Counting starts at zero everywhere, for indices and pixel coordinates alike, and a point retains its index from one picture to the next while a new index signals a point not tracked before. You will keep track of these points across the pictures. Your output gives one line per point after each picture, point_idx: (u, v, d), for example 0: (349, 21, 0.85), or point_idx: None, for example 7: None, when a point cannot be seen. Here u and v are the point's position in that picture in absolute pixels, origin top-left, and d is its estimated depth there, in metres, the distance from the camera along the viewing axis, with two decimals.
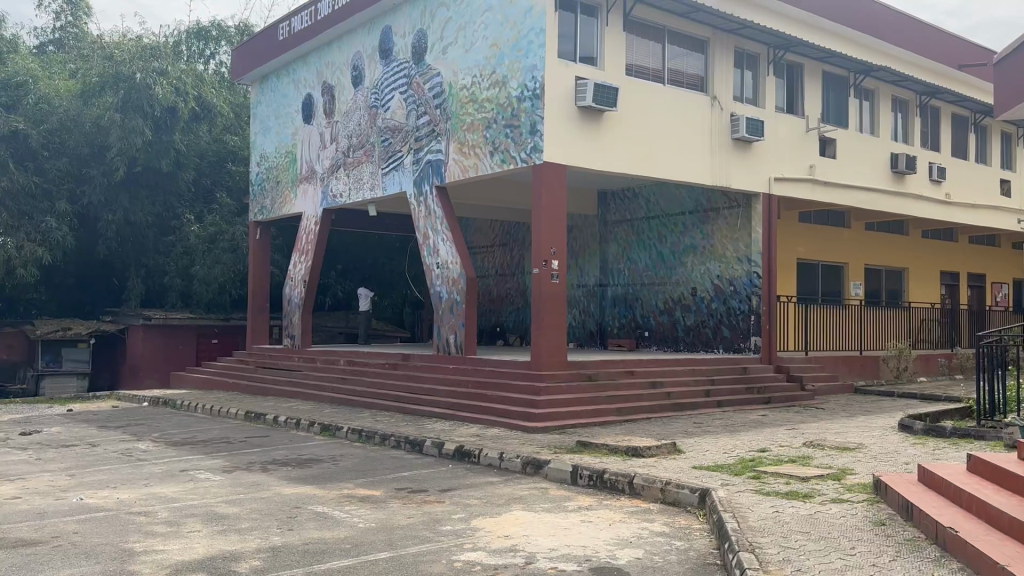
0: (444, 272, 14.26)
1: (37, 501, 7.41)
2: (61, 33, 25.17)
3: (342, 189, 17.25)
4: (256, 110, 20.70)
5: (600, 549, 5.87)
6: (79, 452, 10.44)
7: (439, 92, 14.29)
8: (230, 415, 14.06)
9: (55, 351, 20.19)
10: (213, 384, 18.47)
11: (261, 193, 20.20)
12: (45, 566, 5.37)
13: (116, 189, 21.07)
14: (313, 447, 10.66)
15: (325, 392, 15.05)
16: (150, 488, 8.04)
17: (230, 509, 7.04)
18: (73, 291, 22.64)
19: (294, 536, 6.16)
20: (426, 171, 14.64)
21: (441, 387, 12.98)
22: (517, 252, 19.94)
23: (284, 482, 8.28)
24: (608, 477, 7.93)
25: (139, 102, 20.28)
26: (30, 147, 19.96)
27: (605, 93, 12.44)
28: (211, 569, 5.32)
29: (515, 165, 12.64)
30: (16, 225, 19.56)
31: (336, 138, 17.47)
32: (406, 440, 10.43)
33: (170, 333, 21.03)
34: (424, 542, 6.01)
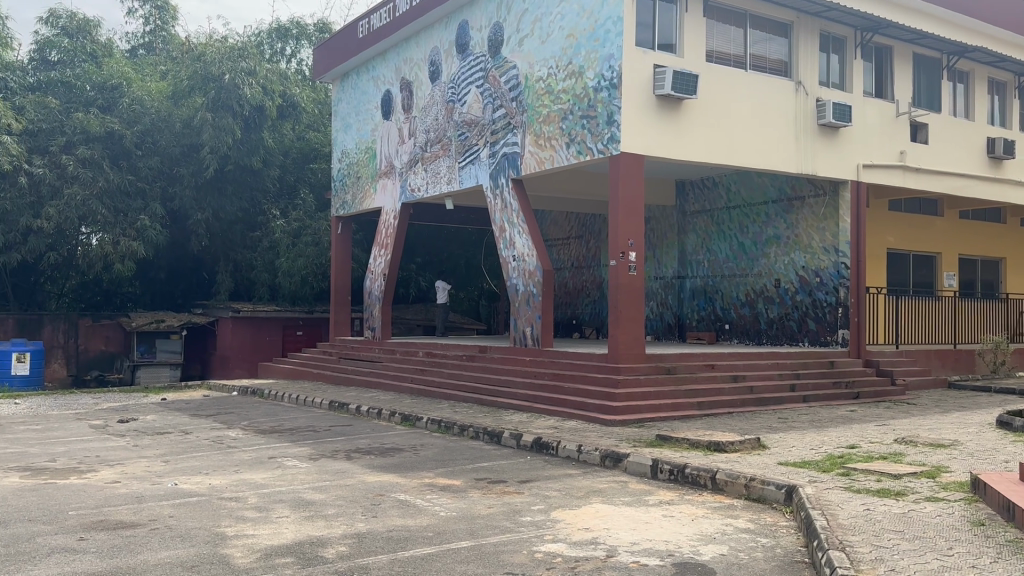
0: (520, 265, 14.28)
1: (134, 486, 7.74)
2: (151, 37, 26.14)
3: (420, 183, 17.44)
4: (337, 108, 21.08)
5: (683, 544, 5.78)
6: (173, 439, 10.86)
7: (515, 84, 14.28)
8: (315, 404, 14.46)
9: (150, 341, 21.14)
10: (297, 374, 18.99)
11: (343, 188, 20.57)
12: (143, 548, 5.59)
13: (205, 187, 21.76)
14: (394, 437, 10.83)
15: (405, 383, 15.29)
16: (240, 474, 8.28)
17: (315, 496, 7.20)
18: (165, 285, 23.53)
19: (378, 523, 6.26)
20: (502, 164, 14.67)
21: (518, 379, 13.02)
22: (593, 244, 19.83)
23: (368, 471, 8.43)
24: (689, 472, 7.80)
25: (229, 101, 20.96)
26: (124, 146, 20.82)
27: (684, 80, 12.21)
28: (300, 554, 5.44)
29: (591, 156, 12.52)
30: (113, 221, 20.38)
31: (414, 132, 17.66)
32: (484, 431, 10.48)
33: (258, 325, 21.71)
34: (505, 532, 6.02)
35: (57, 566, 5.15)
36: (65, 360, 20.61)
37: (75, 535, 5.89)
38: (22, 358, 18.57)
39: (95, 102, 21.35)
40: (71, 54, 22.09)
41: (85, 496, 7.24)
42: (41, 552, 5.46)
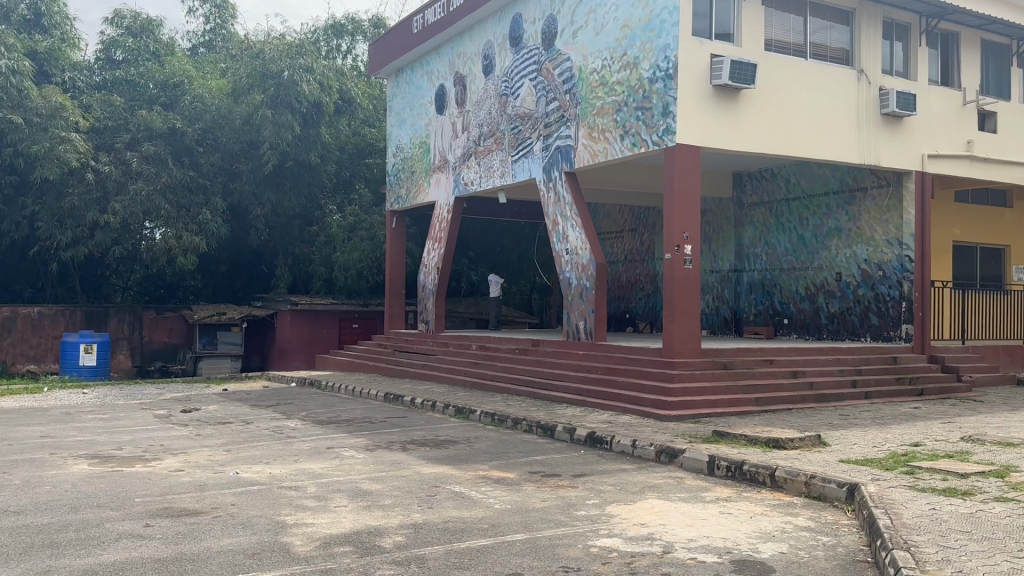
0: (573, 258, 14.23)
1: (198, 474, 7.93)
2: (211, 35, 26.69)
3: (473, 177, 17.48)
4: (392, 104, 21.24)
5: (742, 542, 5.70)
6: (235, 429, 11.10)
7: (569, 76, 14.21)
8: (370, 395, 14.65)
9: (211, 333, 21.56)
10: (353, 366, 19.26)
11: (397, 183, 20.74)
12: (206, 535, 5.72)
13: (265, 182, 22.19)
14: (448, 429, 10.90)
15: (458, 376, 15.37)
16: (299, 464, 8.42)
17: (372, 486, 7.29)
18: (225, 278, 24.05)
19: (434, 514, 6.30)
20: (554, 157, 14.62)
21: (572, 373, 12.98)
22: (647, 237, 19.66)
23: (424, 462, 8.49)
24: (748, 468, 7.69)
25: (289, 98, 21.31)
26: (186, 143, 21.37)
27: (742, 70, 11.99)
28: (358, 543, 5.51)
29: (646, 148, 12.39)
30: (176, 216, 20.86)
31: (467, 126, 17.70)
32: (538, 425, 10.48)
33: (316, 319, 22.12)
34: (559, 526, 6.01)
35: (125, 551, 5.30)
36: (129, 351, 21.20)
37: (142, 521, 6.06)
38: (90, 349, 19.17)
39: (158, 99, 22.02)
40: (136, 54, 22.76)
41: (151, 483, 7.45)
42: (109, 536, 5.63)
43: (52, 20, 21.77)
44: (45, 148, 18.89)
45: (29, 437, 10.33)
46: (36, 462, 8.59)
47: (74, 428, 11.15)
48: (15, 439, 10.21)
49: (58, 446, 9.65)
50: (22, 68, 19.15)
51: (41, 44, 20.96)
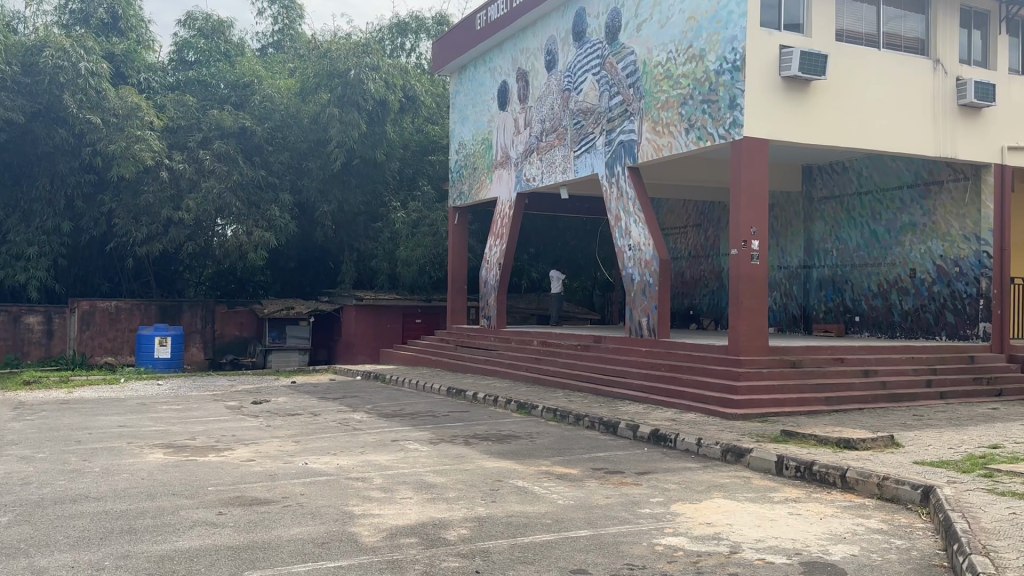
0: (637, 254, 14.11)
1: (268, 464, 8.12)
2: (279, 36, 27.24)
3: (535, 173, 17.47)
4: (456, 101, 21.34)
5: (812, 543, 5.58)
6: (303, 420, 11.34)
7: (633, 70, 14.08)
8: (433, 390, 14.79)
9: (280, 328, 22.03)
10: (416, 361, 19.45)
11: (460, 179, 20.85)
12: (276, 524, 5.84)
13: (332, 180, 22.59)
14: (511, 424, 10.93)
15: (520, 371, 15.40)
16: (365, 455, 8.55)
17: (437, 479, 7.36)
18: (293, 274, 24.65)
19: (498, 508, 6.33)
20: (618, 152, 14.52)
21: (635, 369, 12.88)
22: (712, 233, 19.39)
23: (487, 457, 8.53)
24: (817, 469, 7.52)
25: (355, 96, 21.59)
26: (256, 142, 21.90)
27: (813, 60, 11.70)
28: (423, 535, 5.56)
29: (712, 142, 12.20)
30: (246, 213, 21.37)
31: (529, 122, 17.70)
32: (601, 421, 10.42)
33: (381, 313, 22.47)
34: (623, 523, 5.97)
35: (199, 538, 5.45)
36: (202, 344, 21.93)
37: (215, 509, 6.23)
38: (164, 342, 19.78)
39: (229, 99, 22.65)
40: (207, 54, 23.42)
41: (224, 472, 7.66)
42: (184, 524, 5.79)
43: (128, 23, 22.56)
44: (121, 147, 19.51)
45: (108, 427, 10.72)
46: (115, 451, 8.91)
47: (150, 418, 11.54)
48: (95, 428, 10.61)
49: (135, 435, 9.98)
50: (101, 70, 19.92)
51: (118, 46, 21.68)
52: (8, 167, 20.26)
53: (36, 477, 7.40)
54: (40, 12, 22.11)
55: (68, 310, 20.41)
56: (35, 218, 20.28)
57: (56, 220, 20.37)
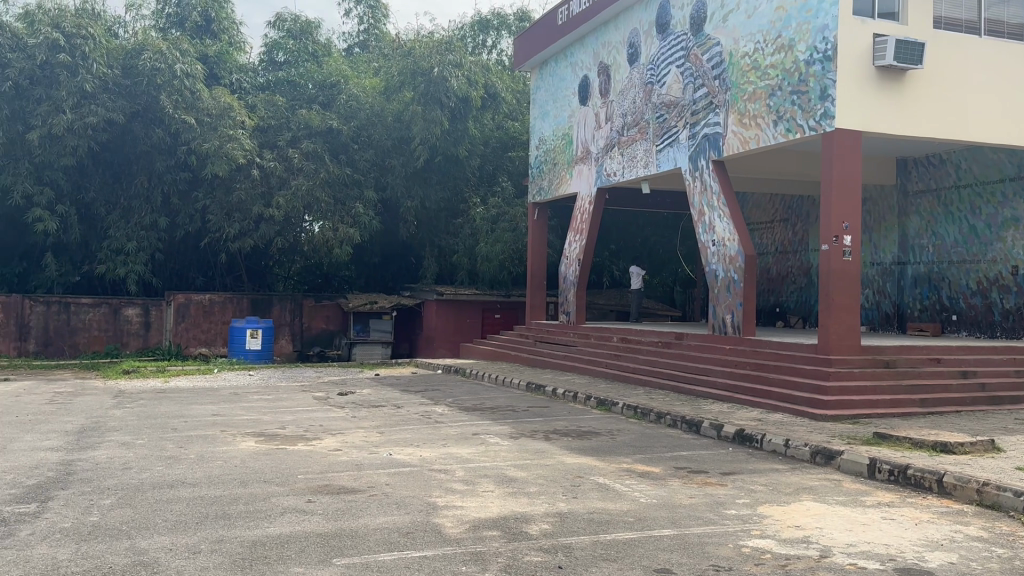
0: (721, 250, 13.85)
1: (354, 454, 8.30)
2: (365, 35, 27.76)
3: (616, 168, 17.32)
4: (536, 96, 21.34)
5: (906, 549, 5.37)
6: (386, 412, 11.54)
7: (719, 62, 13.81)
8: (513, 385, 14.84)
9: (364, 321, 22.43)
10: (496, 356, 19.57)
11: (540, 174, 20.83)
12: (362, 512, 5.96)
13: (415, 176, 22.92)
14: (591, 421, 10.88)
15: (600, 367, 15.32)
16: (447, 448, 8.64)
17: (518, 473, 7.38)
18: (377, 269, 25.13)
19: (579, 504, 6.31)
20: (702, 145, 14.27)
21: (719, 368, 12.65)
22: (800, 228, 18.88)
23: (568, 452, 8.51)
24: (912, 473, 7.24)
25: (438, 94, 21.81)
26: (342, 140, 22.35)
27: (909, 49, 11.25)
28: (505, 529, 5.58)
29: (802, 134, 11.87)
30: (333, 209, 21.85)
31: (611, 117, 17.55)
32: (683, 420, 10.27)
33: (461, 308, 22.66)
34: (708, 524, 5.87)
35: (290, 525, 5.60)
36: (291, 336, 22.56)
37: (304, 497, 6.40)
38: (255, 334, 20.40)
39: (317, 99, 23.23)
40: (296, 55, 24.10)
41: (312, 461, 7.86)
42: (275, 511, 5.96)
43: (221, 25, 23.42)
44: (214, 146, 20.19)
45: (202, 415, 11.13)
46: (209, 438, 9.24)
47: (242, 407, 11.94)
48: (190, 416, 11.02)
49: (228, 424, 10.33)
50: (196, 71, 20.75)
51: (211, 48, 22.50)
52: (110, 165, 21.23)
53: (136, 463, 7.74)
54: (139, 17, 23.08)
55: (165, 302, 21.36)
56: (134, 215, 21.19)
57: (153, 216, 21.24)
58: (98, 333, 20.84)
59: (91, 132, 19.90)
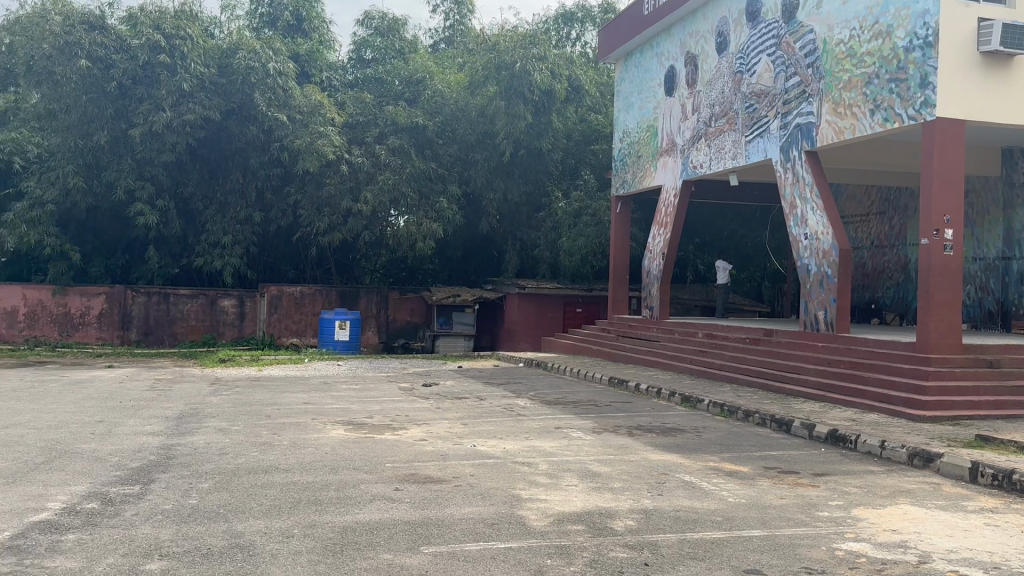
0: (813, 244, 13.45)
1: (439, 444, 8.41)
2: (450, 31, 28.04)
3: (703, 159, 17.00)
4: (620, 88, 21.15)
5: (1012, 558, 5.10)
6: (470, 404, 11.64)
7: (812, 50, 13.39)
8: (595, 379, 14.77)
9: (447, 314, 22.64)
10: (579, 350, 19.52)
11: (623, 167, 20.62)
12: (448, 502, 6.03)
13: (498, 169, 23.05)
14: (676, 417, 10.72)
15: (685, 364, 15.08)
16: (530, 441, 8.66)
17: (602, 468, 7.34)
18: (461, 262, 25.40)
19: (664, 501, 6.22)
20: (794, 135, 13.86)
21: (810, 366, 12.30)
22: (898, 221, 18.23)
23: (652, 449, 8.42)
24: (1018, 478, 6.88)
25: (521, 88, 21.82)
26: (428, 137, 22.57)
27: (1017, 33, 10.71)
28: (590, 524, 5.56)
29: (900, 124, 11.40)
30: (418, 204, 22.12)
31: (698, 108, 17.23)
32: (772, 418, 10.03)
33: (543, 301, 22.68)
34: (800, 525, 5.71)
35: (379, 512, 5.71)
36: (377, 328, 23.06)
37: (392, 485, 6.52)
38: (343, 325, 20.84)
39: (403, 95, 23.62)
40: (383, 52, 24.56)
41: (399, 450, 8.00)
42: (365, 498, 6.09)
43: (311, 24, 24.02)
44: (306, 143, 20.68)
45: (294, 403, 11.46)
46: (301, 426, 9.51)
47: (331, 396, 12.24)
48: (282, 404, 11.37)
49: (318, 412, 10.62)
50: (287, 70, 21.35)
51: (302, 47, 23.15)
52: (206, 161, 22.05)
53: (232, 448, 8.01)
54: (233, 17, 23.87)
55: (259, 294, 22.06)
56: (230, 210, 21.98)
57: (248, 211, 21.99)
58: (196, 323, 21.74)
59: (190, 129, 20.64)
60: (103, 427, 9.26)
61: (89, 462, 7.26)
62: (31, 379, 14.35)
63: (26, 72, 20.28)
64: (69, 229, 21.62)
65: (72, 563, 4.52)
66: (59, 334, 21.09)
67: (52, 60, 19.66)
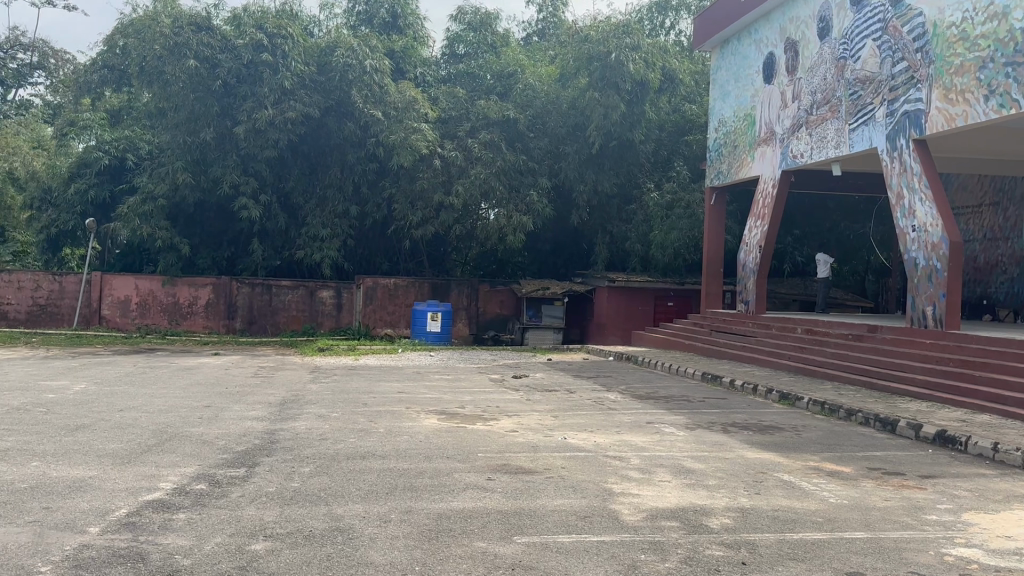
0: (922, 236, 12.89)
1: (530, 436, 8.44)
2: (543, 23, 28.03)
3: (804, 149, 16.50)
4: (716, 77, 20.71)
5: None
6: (561, 397, 11.63)
7: (921, 33, 12.81)
8: (688, 374, 14.57)
9: (537, 306, 22.65)
10: (671, 344, 19.27)
11: (719, 158, 20.19)
12: (541, 493, 6.06)
13: (590, 161, 22.95)
14: (773, 415, 10.45)
15: (783, 360, 14.70)
16: (622, 435, 8.59)
17: (696, 465, 7.22)
18: (551, 255, 25.43)
19: (762, 500, 6.08)
20: (901, 123, 13.30)
21: (916, 364, 11.79)
22: (1013, 213, 17.28)
23: (748, 446, 8.23)
24: None
25: (615, 79, 21.66)
26: (519, 129, 22.62)
27: None
28: (685, 521, 5.48)
29: (1017, 110, 10.79)
30: (508, 197, 22.23)
31: (799, 95, 16.72)
32: (876, 418, 9.67)
33: (634, 295, 22.49)
34: (906, 529, 5.48)
35: (472, 500, 5.78)
36: (467, 320, 23.34)
37: (484, 475, 6.58)
38: (435, 317, 21.14)
39: (495, 89, 23.81)
40: (476, 46, 24.77)
41: (490, 440, 8.07)
42: (458, 486, 6.17)
43: (406, 20, 24.47)
44: (400, 138, 21.02)
45: (389, 392, 11.71)
46: (396, 414, 9.70)
47: (425, 386, 12.45)
48: (378, 393, 11.63)
49: (412, 401, 10.82)
50: (383, 67, 21.81)
51: (397, 43, 23.58)
52: (306, 157, 22.74)
53: (331, 434, 8.25)
54: (331, 16, 24.45)
55: (355, 285, 22.62)
56: (328, 203, 22.60)
57: (346, 205, 22.54)
58: (296, 313, 22.50)
59: (291, 126, 21.30)
60: (211, 411, 9.67)
61: (198, 445, 7.60)
62: (143, 365, 15.10)
63: (138, 72, 21.30)
64: (178, 223, 22.65)
65: (183, 541, 4.75)
66: (169, 322, 22.17)
67: (163, 60, 20.55)
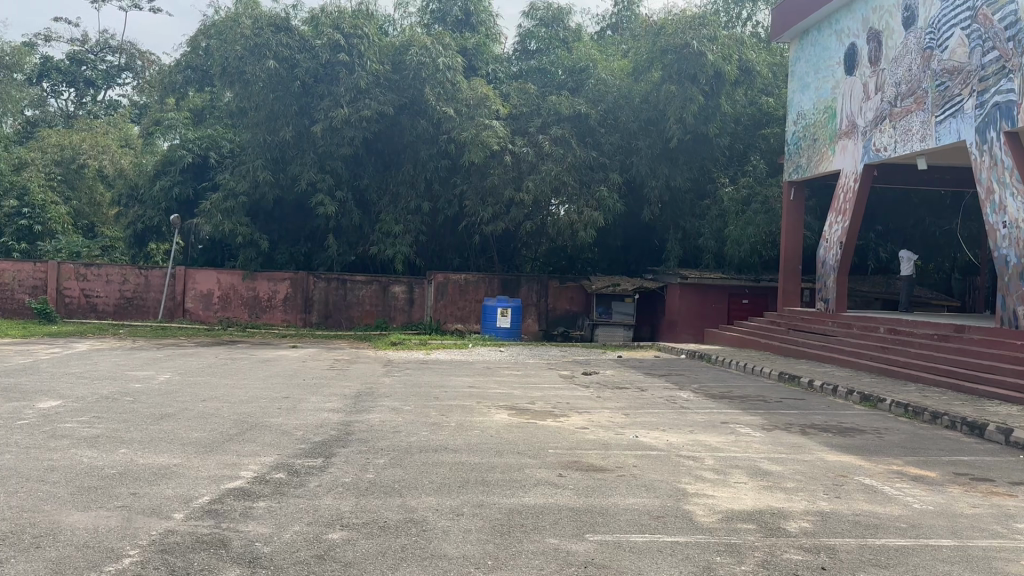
0: (1013, 233, 12.35)
1: (602, 433, 8.39)
2: (617, 17, 27.83)
3: (887, 142, 15.96)
4: (794, 69, 20.22)
5: None
6: (632, 394, 11.53)
7: (1014, 21, 12.25)
8: (764, 374, 14.27)
9: (607, 303, 22.52)
10: (745, 343, 18.91)
11: (797, 152, 19.69)
12: (613, 492, 6.02)
13: (663, 156, 22.75)
14: (853, 417, 10.16)
15: (863, 360, 14.27)
16: (695, 435, 8.48)
17: (772, 467, 7.07)
18: (621, 251, 25.25)
19: (842, 504, 5.92)
20: (992, 115, 12.74)
21: (1008, 366, 11.30)
22: None
23: (827, 449, 8.02)
24: None
25: (691, 71, 21.51)
26: (591, 124, 22.52)
27: None
28: (761, 523, 5.37)
29: None
30: (579, 192, 22.14)
31: (882, 87, 16.18)
32: (964, 422, 9.30)
33: (706, 292, 22.16)
34: (996, 537, 5.26)
35: (544, 497, 5.78)
36: (537, 316, 23.35)
37: (556, 471, 6.57)
38: (505, 313, 21.22)
39: (566, 84, 23.76)
40: (547, 42, 24.95)
41: (561, 437, 8.05)
42: (530, 482, 6.18)
43: (479, 17, 24.65)
44: (472, 134, 21.14)
45: (460, 387, 11.79)
46: (467, 408, 9.78)
47: (495, 382, 12.50)
48: (449, 387, 11.72)
49: (483, 396, 10.89)
50: (456, 64, 21.98)
51: (471, 41, 23.76)
52: (381, 154, 23.10)
53: (404, 427, 8.36)
54: (406, 14, 24.76)
55: (426, 281, 22.87)
56: (401, 199, 22.90)
57: (418, 201, 22.81)
58: (369, 308, 22.90)
59: (366, 124, 21.66)
60: (289, 403, 9.92)
61: (277, 435, 7.80)
62: (224, 357, 15.58)
63: (221, 73, 21.98)
64: (258, 219, 23.26)
65: (263, 529, 4.88)
66: (249, 316, 22.78)
67: (243, 60, 21.17)
